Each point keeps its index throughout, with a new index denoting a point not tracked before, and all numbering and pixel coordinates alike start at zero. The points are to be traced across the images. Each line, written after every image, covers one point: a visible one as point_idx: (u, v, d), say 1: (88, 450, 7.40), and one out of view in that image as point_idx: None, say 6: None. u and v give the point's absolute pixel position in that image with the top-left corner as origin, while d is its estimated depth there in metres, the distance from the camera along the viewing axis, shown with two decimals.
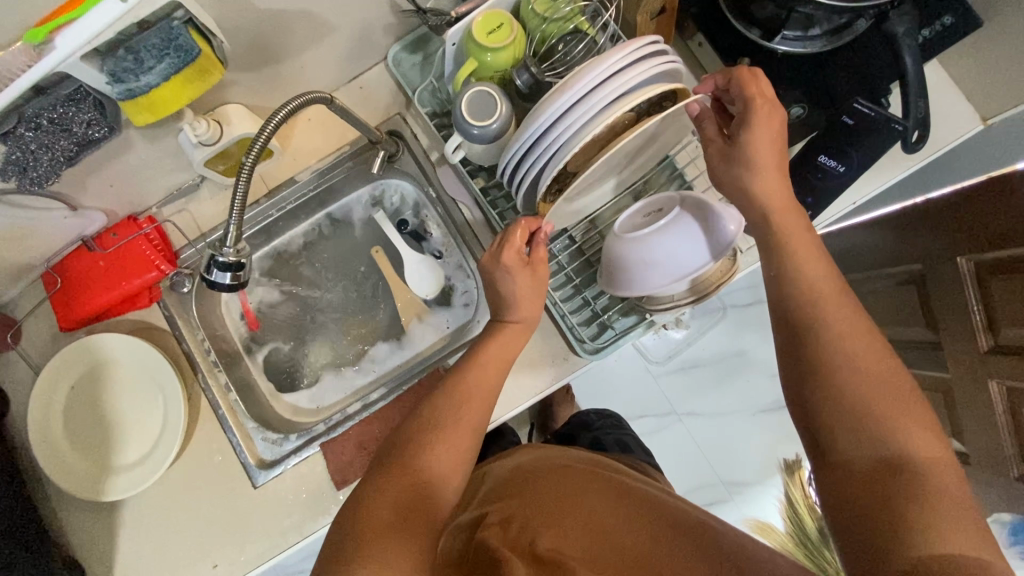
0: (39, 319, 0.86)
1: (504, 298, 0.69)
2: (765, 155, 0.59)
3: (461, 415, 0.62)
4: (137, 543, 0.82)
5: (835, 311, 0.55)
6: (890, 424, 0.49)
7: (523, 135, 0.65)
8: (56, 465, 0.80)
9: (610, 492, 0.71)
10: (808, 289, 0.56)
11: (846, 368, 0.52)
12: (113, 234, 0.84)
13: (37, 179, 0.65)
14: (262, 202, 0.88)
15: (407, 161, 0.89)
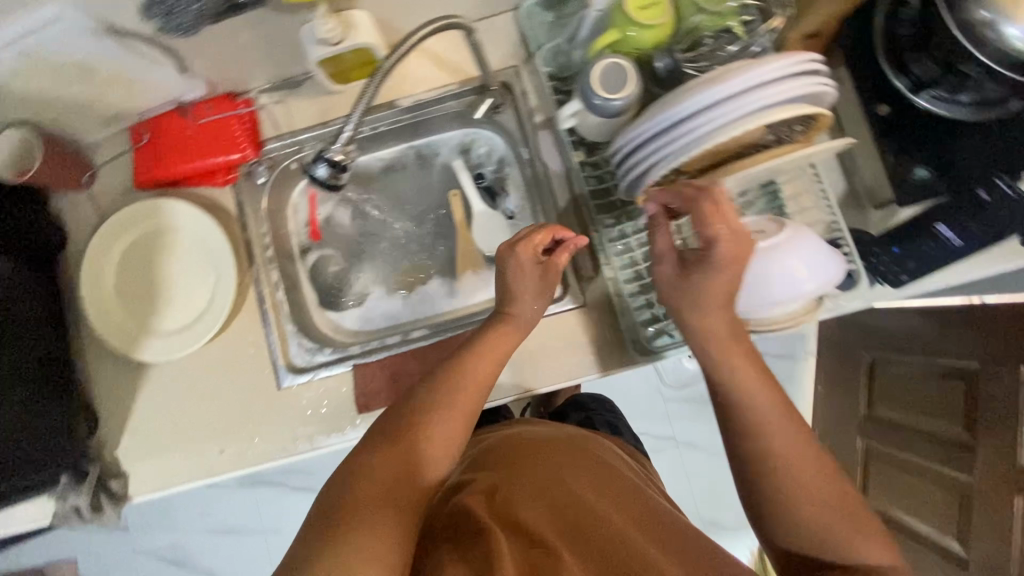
0: (115, 170, 0.87)
1: (517, 297, 0.69)
2: (715, 301, 0.59)
3: (454, 399, 0.62)
4: (154, 408, 0.84)
5: (783, 443, 0.55)
6: (845, 538, 0.53)
7: (656, 119, 0.63)
8: (101, 312, 0.82)
9: (592, 470, 0.70)
10: (762, 435, 0.56)
11: (806, 499, 0.54)
12: (208, 107, 0.84)
13: (179, 27, 0.67)
14: (357, 117, 0.87)
15: (508, 115, 0.86)
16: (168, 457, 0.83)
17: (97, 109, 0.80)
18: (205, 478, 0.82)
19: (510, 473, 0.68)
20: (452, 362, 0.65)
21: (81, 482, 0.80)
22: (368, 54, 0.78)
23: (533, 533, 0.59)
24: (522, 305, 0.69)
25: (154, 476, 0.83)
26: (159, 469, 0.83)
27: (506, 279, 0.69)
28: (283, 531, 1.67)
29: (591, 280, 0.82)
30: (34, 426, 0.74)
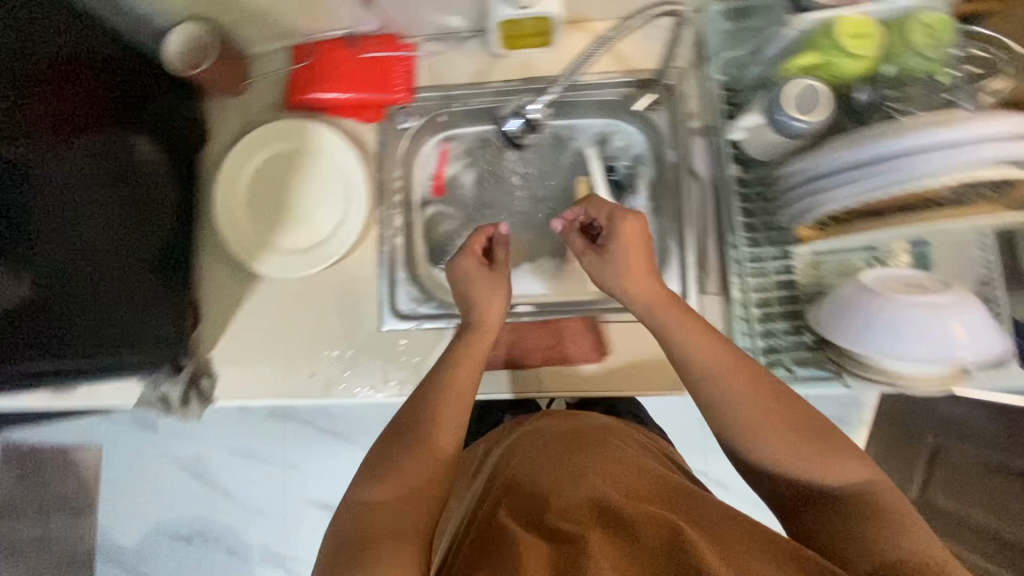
0: (267, 83, 0.88)
1: (480, 301, 0.74)
2: (634, 258, 0.66)
3: (438, 412, 0.66)
4: (255, 320, 0.85)
5: (740, 381, 0.59)
6: (827, 470, 0.55)
7: (859, 150, 0.60)
8: (226, 218, 0.84)
9: (608, 453, 0.67)
10: (716, 362, 0.61)
11: (733, 416, 0.59)
12: (373, 42, 0.84)
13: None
14: (514, 83, 0.86)
15: (661, 115, 0.85)
16: (258, 369, 0.84)
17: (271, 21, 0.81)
18: (290, 398, 0.83)
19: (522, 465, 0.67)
20: (431, 383, 0.68)
21: (178, 372, 0.83)
22: (549, 24, 0.77)
23: (559, 526, 0.56)
24: (491, 311, 0.74)
25: (241, 384, 0.84)
26: (248, 380, 0.84)
27: (460, 289, 0.76)
28: (302, 469, 1.71)
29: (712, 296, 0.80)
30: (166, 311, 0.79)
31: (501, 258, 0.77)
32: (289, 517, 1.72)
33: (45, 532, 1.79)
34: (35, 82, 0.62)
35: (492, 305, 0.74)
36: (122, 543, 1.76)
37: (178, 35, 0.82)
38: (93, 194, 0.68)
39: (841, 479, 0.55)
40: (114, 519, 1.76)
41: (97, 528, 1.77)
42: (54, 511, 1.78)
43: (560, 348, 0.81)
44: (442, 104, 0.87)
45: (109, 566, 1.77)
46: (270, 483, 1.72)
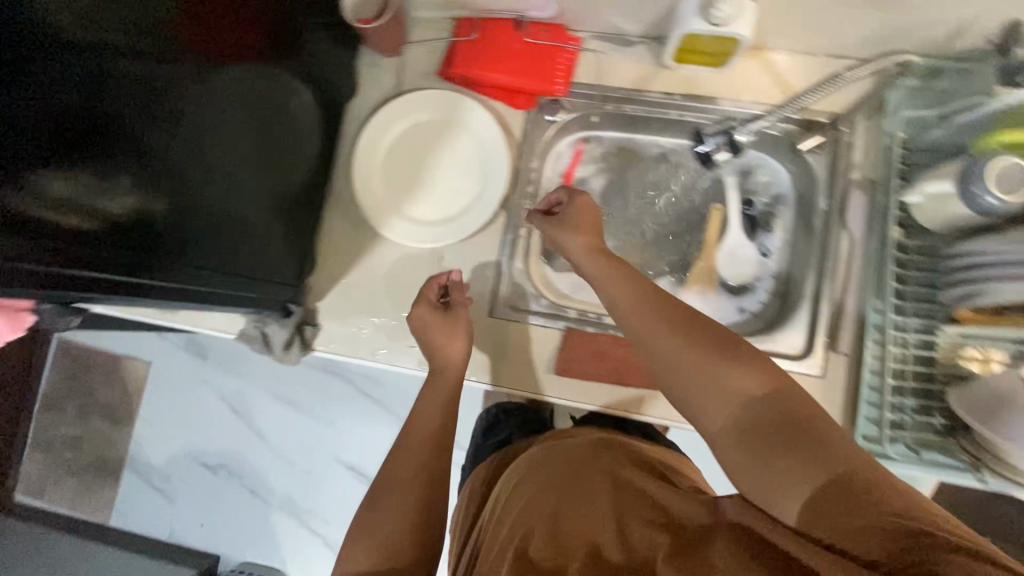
0: (425, 51, 0.88)
1: (439, 345, 0.76)
2: (586, 217, 0.72)
3: (410, 452, 0.70)
4: (367, 280, 0.85)
5: (642, 315, 0.60)
6: (712, 374, 0.53)
7: None
8: (364, 177, 0.85)
9: (595, 465, 0.63)
10: (630, 311, 0.62)
11: (689, 372, 0.55)
12: (542, 30, 0.83)
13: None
14: (676, 98, 0.83)
15: (820, 158, 0.81)
16: (361, 329, 0.84)
17: None
18: (387, 363, 0.83)
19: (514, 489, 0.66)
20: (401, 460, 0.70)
21: (286, 317, 0.82)
22: (733, 45, 0.75)
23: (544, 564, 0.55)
24: (452, 347, 0.76)
25: (342, 339, 0.85)
26: (349, 336, 0.85)
27: (423, 336, 0.77)
28: (338, 426, 1.70)
29: (840, 355, 0.77)
30: (289, 255, 0.81)
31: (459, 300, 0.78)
32: (315, 471, 1.71)
33: (81, 432, 1.79)
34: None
35: (452, 343, 0.76)
36: (152, 459, 1.77)
37: None
38: (235, 138, 0.67)
39: (724, 381, 0.53)
40: (149, 435, 1.77)
41: (131, 439, 1.78)
42: (94, 414, 1.79)
43: None
44: (596, 105, 0.85)
45: (136, 479, 1.77)
46: (304, 433, 1.71)
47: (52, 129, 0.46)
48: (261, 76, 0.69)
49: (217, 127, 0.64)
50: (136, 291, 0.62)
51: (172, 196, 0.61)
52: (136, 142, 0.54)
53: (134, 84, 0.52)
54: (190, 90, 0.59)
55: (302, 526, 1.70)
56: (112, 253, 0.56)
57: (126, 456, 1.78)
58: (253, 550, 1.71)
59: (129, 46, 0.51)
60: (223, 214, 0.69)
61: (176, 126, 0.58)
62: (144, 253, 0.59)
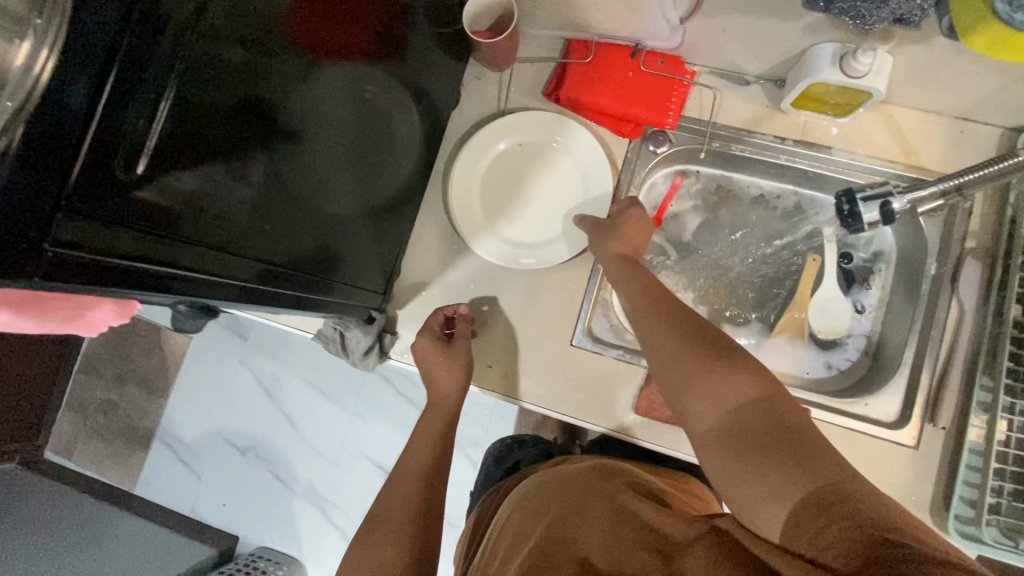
0: (533, 69, 0.87)
1: (439, 377, 0.81)
2: (634, 230, 0.78)
3: (406, 484, 0.76)
4: (450, 294, 0.84)
5: (660, 330, 0.65)
6: (707, 380, 0.57)
7: None
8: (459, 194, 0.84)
9: (588, 477, 0.60)
10: (640, 316, 0.68)
11: (688, 382, 0.59)
12: (658, 61, 0.82)
13: (862, 19, 0.59)
14: (788, 143, 0.81)
15: (934, 222, 0.79)
16: None
17: (570, 12, 0.80)
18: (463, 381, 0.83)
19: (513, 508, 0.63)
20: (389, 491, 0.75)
21: (371, 324, 0.81)
22: (862, 98, 0.72)
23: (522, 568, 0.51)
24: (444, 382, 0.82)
25: None
26: None
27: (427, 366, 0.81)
28: (368, 421, 1.67)
29: (938, 429, 0.74)
30: (372, 274, 0.79)
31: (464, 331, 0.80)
32: (341, 464, 1.67)
33: (117, 398, 1.79)
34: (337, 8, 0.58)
35: (449, 376, 0.81)
36: (182, 434, 1.76)
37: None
38: (349, 145, 0.67)
39: (724, 395, 0.56)
40: (182, 409, 1.77)
41: (164, 411, 1.78)
42: (131, 382, 1.79)
43: None
44: (703, 141, 0.83)
45: (165, 451, 1.76)
46: (334, 425, 1.69)
47: (220, 124, 0.45)
48: (377, 82, 0.70)
49: (338, 131, 0.64)
50: (282, 302, 0.61)
51: (303, 201, 0.61)
52: (280, 142, 0.54)
53: (283, 79, 0.52)
54: (322, 90, 0.59)
55: (324, 517, 1.67)
56: (260, 258, 0.55)
57: (158, 426, 1.77)
58: (275, 536, 1.68)
59: (284, 36, 0.50)
60: (335, 225, 0.69)
61: (308, 128, 0.58)
62: (280, 260, 0.59)
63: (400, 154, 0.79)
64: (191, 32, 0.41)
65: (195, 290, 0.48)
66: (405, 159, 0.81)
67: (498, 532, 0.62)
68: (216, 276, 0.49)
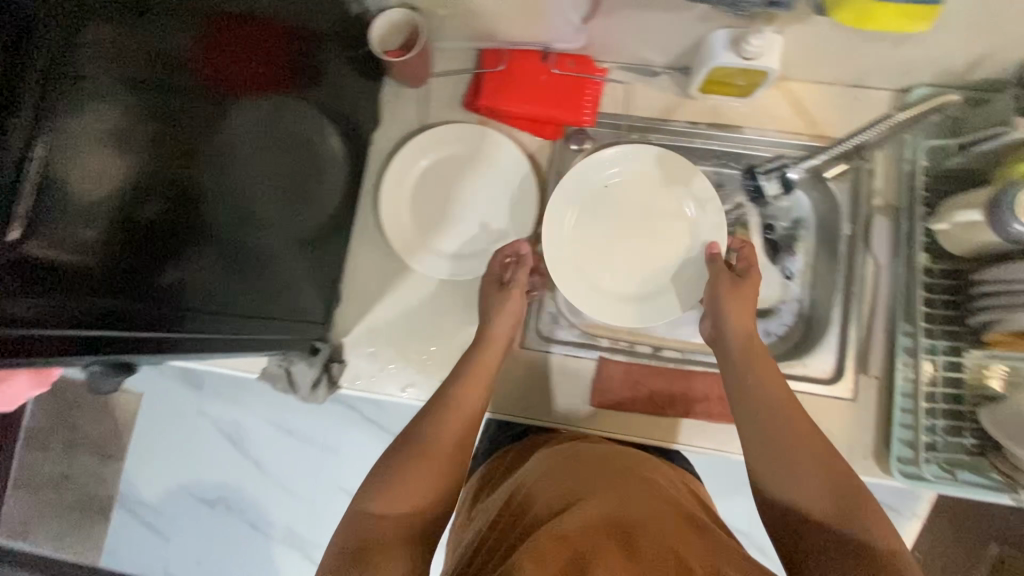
0: (449, 82, 0.88)
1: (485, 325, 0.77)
2: (750, 290, 0.73)
3: (445, 426, 0.68)
4: (393, 313, 0.84)
5: (777, 395, 0.65)
6: (825, 473, 0.59)
7: None
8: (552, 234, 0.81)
9: (620, 476, 0.65)
10: (760, 373, 0.68)
11: (810, 454, 0.60)
12: (569, 62, 0.84)
13: (737, 6, 0.63)
14: (701, 127, 0.85)
15: (843, 185, 0.83)
16: (391, 363, 0.83)
17: (476, 23, 0.81)
18: (419, 399, 0.82)
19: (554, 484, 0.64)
20: (429, 413, 0.69)
21: (314, 355, 0.80)
22: (761, 78, 0.76)
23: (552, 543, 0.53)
24: (496, 330, 0.76)
25: (370, 375, 0.83)
26: (377, 371, 0.83)
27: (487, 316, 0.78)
28: (341, 454, 1.62)
29: (871, 378, 0.78)
30: (316, 291, 0.79)
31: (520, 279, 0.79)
32: (318, 500, 1.62)
33: (69, 470, 1.69)
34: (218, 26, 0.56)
35: (497, 328, 0.76)
36: (144, 495, 1.67)
37: (384, 18, 0.79)
38: (265, 168, 0.67)
39: (833, 496, 0.57)
40: (139, 470, 1.67)
41: (120, 475, 1.68)
42: (81, 450, 1.69)
43: (705, 403, 0.79)
44: (622, 134, 0.86)
45: (128, 516, 1.68)
46: (305, 463, 1.63)
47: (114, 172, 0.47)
48: (297, 116, 0.71)
49: (256, 172, 0.65)
50: (207, 347, 0.62)
51: (224, 247, 0.61)
52: (189, 192, 0.55)
53: (183, 131, 0.53)
54: (231, 135, 0.60)
55: (306, 558, 1.61)
56: (173, 308, 0.55)
57: (117, 492, 1.68)
58: None
59: (175, 90, 0.52)
60: (270, 264, 0.70)
61: (216, 162, 0.58)
62: (202, 308, 0.60)
63: (326, 164, 0.79)
64: (57, 88, 0.43)
65: (99, 345, 0.49)
66: (333, 164, 0.80)
67: (520, 510, 0.63)
68: (120, 330, 0.50)
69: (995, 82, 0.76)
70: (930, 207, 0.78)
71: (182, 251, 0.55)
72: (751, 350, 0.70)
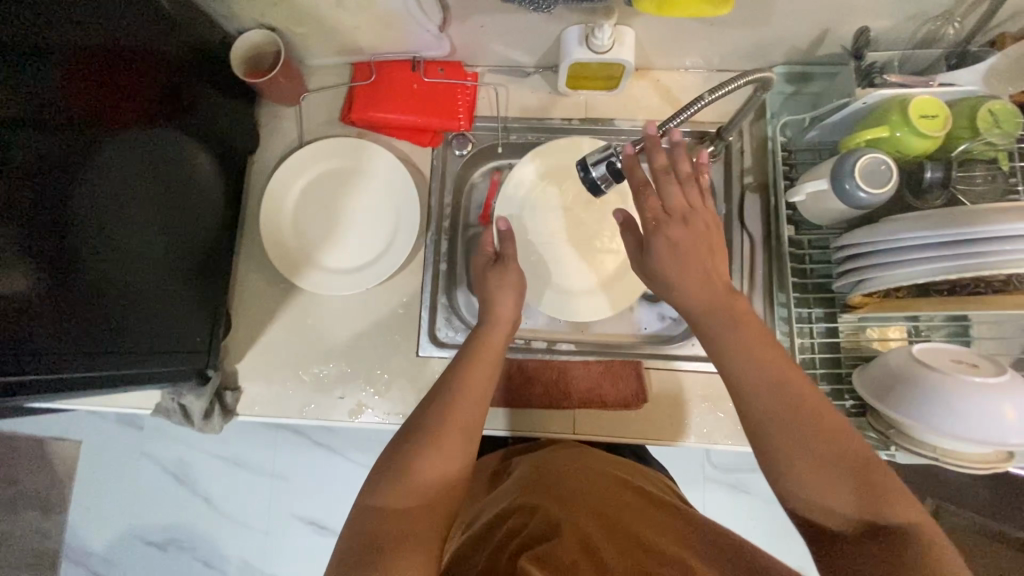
0: (325, 99, 0.88)
1: (491, 299, 0.74)
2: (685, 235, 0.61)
3: (463, 400, 0.64)
4: (287, 335, 0.84)
5: (762, 346, 0.56)
6: (829, 435, 0.52)
7: (878, 235, 0.66)
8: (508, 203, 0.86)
9: (644, 508, 0.67)
10: (730, 312, 0.58)
11: (814, 408, 0.53)
12: (439, 69, 0.85)
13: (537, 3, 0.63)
14: (575, 123, 0.86)
15: (717, 167, 0.86)
16: (286, 385, 0.82)
17: (339, 39, 0.81)
18: (317, 418, 0.81)
19: (553, 497, 0.67)
20: (429, 416, 0.63)
21: (202, 386, 0.79)
22: (618, 70, 0.78)
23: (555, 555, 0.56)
24: (494, 337, 0.71)
25: (269, 399, 0.82)
26: (275, 394, 0.82)
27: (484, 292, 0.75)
28: (292, 480, 1.57)
29: None
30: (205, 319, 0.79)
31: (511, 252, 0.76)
32: (272, 531, 1.57)
33: (13, 527, 1.64)
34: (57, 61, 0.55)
35: (493, 333, 0.72)
36: (90, 546, 1.62)
37: (245, 39, 0.81)
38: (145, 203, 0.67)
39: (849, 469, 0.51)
40: (83, 521, 1.62)
41: (64, 528, 1.63)
42: (22, 506, 1.64)
43: (601, 392, 0.80)
44: (500, 136, 0.87)
45: (77, 568, 1.63)
46: (254, 496, 1.58)
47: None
48: (163, 144, 0.70)
49: (119, 202, 0.63)
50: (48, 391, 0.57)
51: (110, 279, 0.62)
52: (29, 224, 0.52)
53: (26, 165, 0.52)
54: (83, 166, 0.58)
55: None
56: (3, 347, 0.51)
57: (63, 545, 1.63)
58: None
59: (11, 119, 0.50)
60: (146, 301, 0.68)
61: (85, 203, 0.58)
62: (55, 348, 0.56)
63: (196, 190, 0.77)
64: None
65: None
66: (205, 190, 0.79)
67: (520, 512, 0.66)
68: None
69: (842, 56, 0.79)
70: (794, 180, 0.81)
71: (29, 290, 0.53)
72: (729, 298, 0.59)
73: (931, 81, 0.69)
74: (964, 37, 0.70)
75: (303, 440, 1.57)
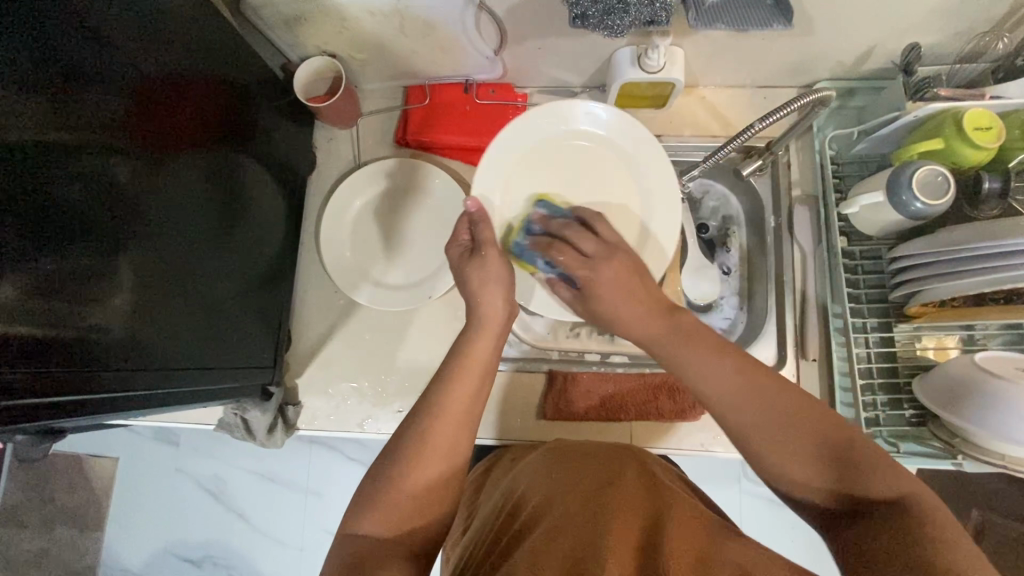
0: (381, 122, 0.92)
1: (475, 293, 0.68)
2: (607, 284, 0.65)
3: (454, 401, 0.61)
4: (346, 350, 0.86)
5: (705, 359, 0.56)
6: (789, 415, 0.50)
7: (939, 243, 0.67)
8: (485, 182, 0.77)
9: (652, 494, 0.64)
10: (647, 332, 0.62)
11: (771, 392, 0.52)
12: (490, 91, 0.88)
13: (612, 29, 0.61)
14: None
15: (763, 181, 0.90)
16: (346, 399, 0.84)
17: (396, 64, 0.85)
18: (376, 432, 0.83)
19: (557, 485, 0.64)
20: (393, 453, 0.60)
21: (267, 401, 0.81)
22: (669, 88, 0.79)
23: (546, 547, 0.54)
24: (479, 348, 0.66)
25: (329, 413, 0.84)
26: (335, 408, 0.84)
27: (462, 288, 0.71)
28: (324, 496, 1.56)
29: (810, 361, 0.82)
30: (258, 321, 0.79)
31: (486, 237, 0.71)
32: (307, 547, 1.57)
33: (48, 545, 1.65)
34: (143, 69, 0.58)
35: (474, 349, 0.65)
36: (126, 562, 1.63)
37: (307, 66, 0.84)
38: (204, 204, 0.68)
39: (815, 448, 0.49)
40: (120, 538, 1.63)
41: (101, 545, 1.64)
42: (60, 523, 1.64)
43: (656, 404, 0.81)
44: None
45: None
46: (288, 512, 1.58)
47: (60, 223, 0.50)
48: (227, 154, 0.72)
49: (177, 220, 0.64)
50: (125, 408, 0.59)
51: (176, 272, 0.64)
52: (97, 247, 0.53)
53: (105, 170, 0.54)
54: (148, 181, 0.59)
55: None
56: (87, 366, 0.53)
57: (100, 561, 1.64)
58: None
59: (72, 145, 0.51)
60: (207, 296, 0.69)
61: (155, 199, 0.60)
62: (137, 346, 0.59)
63: (253, 194, 0.78)
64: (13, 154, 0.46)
65: (3, 414, 0.46)
66: (260, 190, 0.80)
67: (519, 500, 0.65)
68: (25, 396, 0.47)
69: (888, 70, 0.80)
70: (843, 192, 0.83)
71: (111, 292, 0.55)
72: (672, 314, 0.62)
73: (983, 93, 0.71)
74: (1014, 50, 0.71)
75: (336, 455, 1.57)
